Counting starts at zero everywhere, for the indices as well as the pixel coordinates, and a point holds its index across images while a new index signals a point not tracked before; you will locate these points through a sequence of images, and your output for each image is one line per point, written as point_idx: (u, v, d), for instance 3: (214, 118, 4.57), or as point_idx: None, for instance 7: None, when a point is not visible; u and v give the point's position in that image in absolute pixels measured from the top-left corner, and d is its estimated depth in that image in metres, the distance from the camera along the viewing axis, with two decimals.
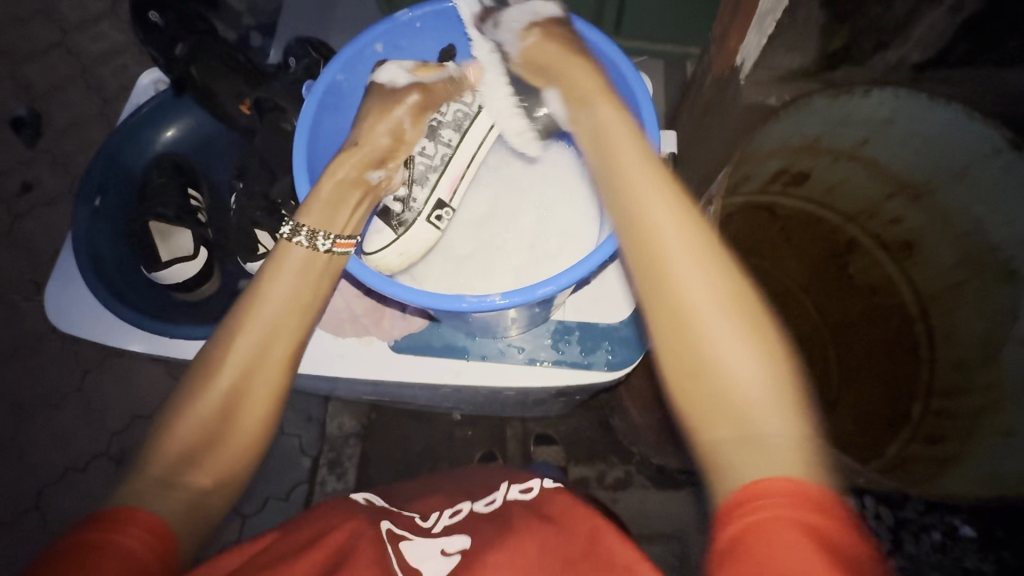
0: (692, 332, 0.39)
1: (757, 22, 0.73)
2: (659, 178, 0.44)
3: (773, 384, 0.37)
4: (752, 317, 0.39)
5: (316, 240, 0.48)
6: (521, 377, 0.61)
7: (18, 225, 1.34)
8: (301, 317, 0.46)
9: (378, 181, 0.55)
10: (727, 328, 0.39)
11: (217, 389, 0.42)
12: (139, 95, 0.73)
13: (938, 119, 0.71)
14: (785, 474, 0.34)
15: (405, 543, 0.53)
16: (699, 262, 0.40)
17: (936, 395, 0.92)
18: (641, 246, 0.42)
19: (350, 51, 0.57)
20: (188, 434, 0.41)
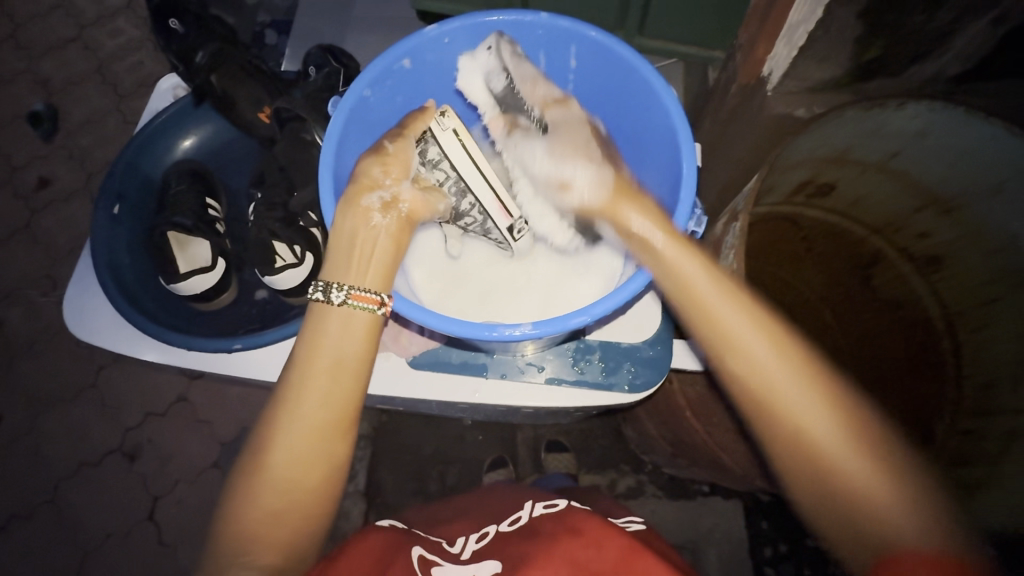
0: (786, 412, 0.47)
1: (787, 33, 0.71)
2: (716, 280, 0.49)
3: (844, 428, 0.47)
4: (827, 383, 0.48)
5: (330, 292, 0.49)
6: (541, 396, 0.60)
7: (35, 220, 1.35)
8: (342, 395, 0.49)
9: (382, 206, 0.52)
10: (816, 402, 0.47)
11: (272, 472, 0.47)
12: (158, 100, 0.73)
13: (973, 134, 0.69)
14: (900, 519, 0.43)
15: (438, 569, 0.52)
16: (783, 359, 0.48)
17: (966, 415, 0.87)
18: (739, 363, 0.49)
19: (377, 68, 0.55)
20: (254, 511, 0.46)
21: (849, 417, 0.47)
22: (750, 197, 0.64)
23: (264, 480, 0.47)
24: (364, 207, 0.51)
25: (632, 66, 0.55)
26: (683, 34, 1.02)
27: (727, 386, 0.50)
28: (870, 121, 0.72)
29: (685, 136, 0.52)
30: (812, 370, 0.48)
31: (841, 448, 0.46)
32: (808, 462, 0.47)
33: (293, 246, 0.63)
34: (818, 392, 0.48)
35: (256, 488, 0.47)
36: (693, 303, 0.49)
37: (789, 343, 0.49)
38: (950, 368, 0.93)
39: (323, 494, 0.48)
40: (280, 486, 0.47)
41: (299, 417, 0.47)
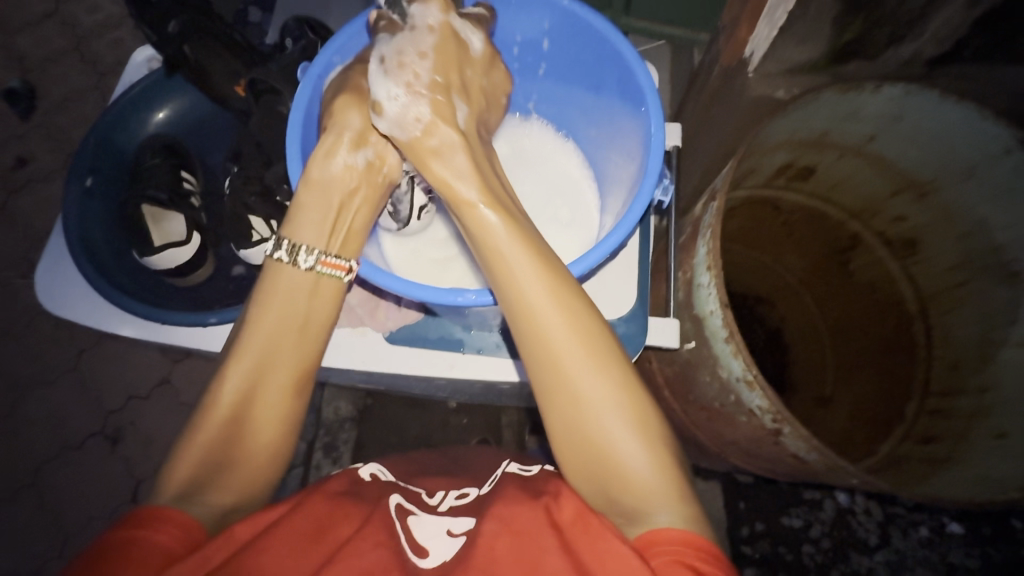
0: (575, 391, 0.45)
1: (768, 12, 0.70)
2: (542, 268, 0.46)
3: (635, 416, 0.44)
4: (643, 414, 0.45)
5: (299, 256, 0.52)
6: (516, 370, 0.61)
7: (12, 200, 1.32)
8: (299, 335, 0.50)
9: (366, 165, 0.57)
10: (617, 421, 0.44)
11: (227, 415, 0.47)
12: (132, 72, 0.72)
13: (947, 116, 0.70)
14: (683, 535, 0.40)
15: (412, 519, 0.50)
16: (598, 373, 0.45)
17: (933, 394, 0.90)
18: (548, 362, 0.45)
19: (346, 34, 0.56)
20: (197, 456, 0.45)
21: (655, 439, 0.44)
22: (728, 176, 0.65)
23: (218, 422, 0.46)
24: (342, 162, 0.55)
25: (602, 37, 0.56)
26: (669, 14, 1.02)
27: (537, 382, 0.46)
28: (847, 103, 0.72)
29: (653, 106, 0.52)
30: (626, 388, 0.45)
31: (632, 467, 0.43)
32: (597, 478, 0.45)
33: (269, 222, 0.63)
34: (625, 415, 0.44)
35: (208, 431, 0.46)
36: (506, 285, 0.46)
37: (611, 361, 0.45)
38: (921, 350, 0.95)
39: (275, 449, 0.48)
40: (236, 431, 0.46)
41: (258, 365, 0.48)
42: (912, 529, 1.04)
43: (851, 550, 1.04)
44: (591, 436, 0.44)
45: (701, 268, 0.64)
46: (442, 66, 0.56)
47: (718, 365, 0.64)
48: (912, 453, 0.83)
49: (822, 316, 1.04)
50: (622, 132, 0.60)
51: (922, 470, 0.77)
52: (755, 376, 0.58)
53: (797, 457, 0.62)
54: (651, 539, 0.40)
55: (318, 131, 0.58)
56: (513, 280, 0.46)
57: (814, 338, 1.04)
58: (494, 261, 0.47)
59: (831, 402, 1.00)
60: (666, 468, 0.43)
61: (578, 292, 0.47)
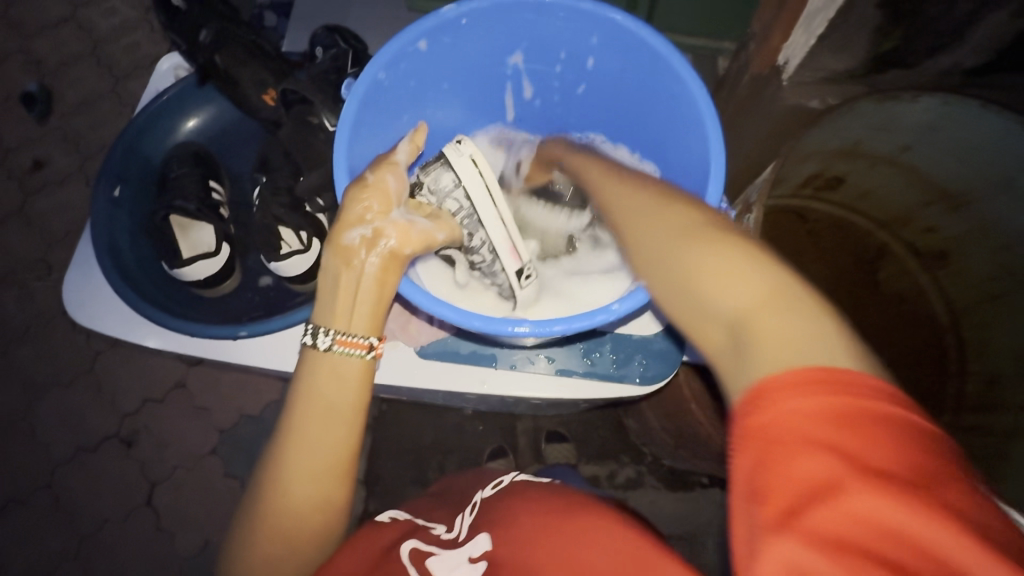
0: (666, 244, 0.38)
1: (806, 20, 0.70)
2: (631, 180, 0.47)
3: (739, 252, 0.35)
4: (742, 242, 0.36)
5: (317, 338, 0.49)
6: (549, 388, 0.60)
7: (30, 203, 1.32)
8: (328, 431, 0.48)
9: (361, 241, 0.50)
10: (695, 255, 0.36)
11: (270, 509, 0.47)
12: (159, 80, 0.71)
13: (987, 128, 0.68)
14: (794, 360, 0.29)
15: (432, 560, 0.49)
16: (673, 209, 0.41)
17: (967, 410, 0.89)
18: (635, 221, 0.42)
19: (392, 47, 0.55)
20: (257, 548, 0.47)
21: (763, 269, 0.34)
22: (764, 188, 0.63)
23: (265, 515, 0.47)
24: (346, 244, 0.50)
25: (658, 53, 0.55)
26: (692, 26, 1.01)
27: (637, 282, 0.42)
28: (884, 113, 0.70)
29: (711, 126, 0.51)
30: (710, 232, 0.37)
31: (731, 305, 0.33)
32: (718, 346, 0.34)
33: (299, 233, 0.62)
34: (711, 236, 0.37)
35: (258, 523, 0.48)
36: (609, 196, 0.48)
37: (695, 216, 0.40)
38: (954, 364, 0.94)
39: (325, 533, 0.49)
40: (278, 524, 0.47)
41: (291, 459, 0.47)
42: None
43: None
44: (676, 264, 0.37)
45: None
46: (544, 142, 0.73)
47: None
48: None
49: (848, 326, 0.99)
50: (675, 146, 0.59)
51: None
52: None
53: None
54: (760, 379, 0.30)
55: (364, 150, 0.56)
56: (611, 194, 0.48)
57: None
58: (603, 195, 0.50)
59: None
60: (794, 286, 0.33)
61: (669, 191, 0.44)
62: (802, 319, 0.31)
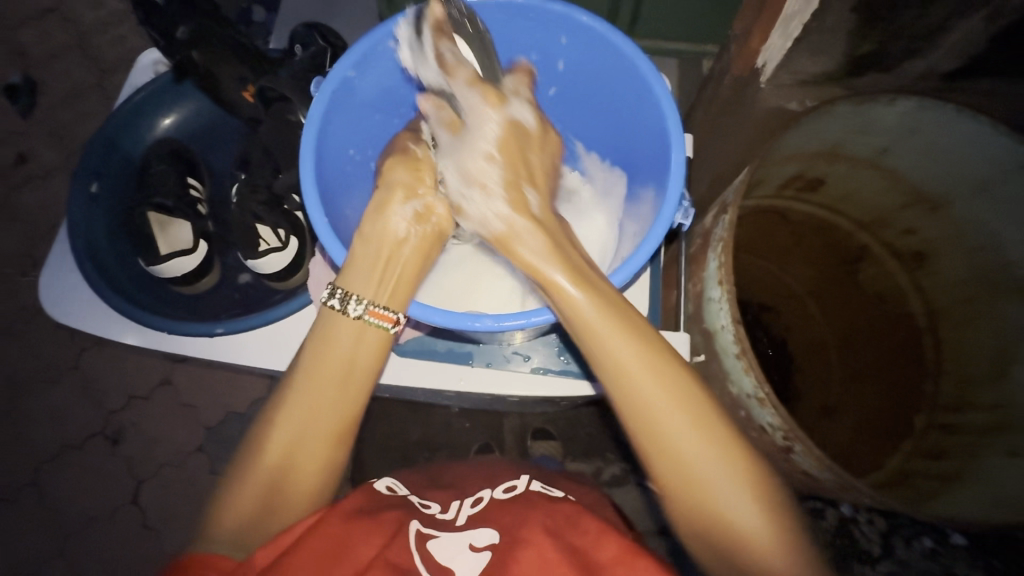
0: (692, 476, 0.45)
1: (782, 23, 0.70)
2: (633, 339, 0.46)
3: (759, 501, 0.45)
4: (756, 479, 0.45)
5: (349, 305, 0.51)
6: (524, 386, 0.60)
7: (13, 197, 1.31)
8: (340, 386, 0.50)
9: (414, 215, 0.56)
10: (741, 501, 0.44)
11: (274, 458, 0.48)
12: (138, 75, 0.71)
13: (962, 131, 0.69)
14: (785, 573, 0.42)
15: (433, 542, 0.50)
16: (691, 423, 0.45)
17: (941, 409, 0.91)
18: (646, 431, 0.46)
19: (361, 46, 0.55)
20: (245, 502, 0.47)
21: (763, 496, 0.45)
22: (739, 189, 0.64)
23: (266, 464, 0.48)
24: (396, 217, 0.55)
25: (626, 55, 0.56)
26: (676, 29, 1.01)
27: (659, 488, 0.47)
28: (861, 116, 0.71)
29: (675, 128, 0.52)
30: (725, 446, 0.46)
31: (745, 526, 0.44)
32: (717, 552, 0.45)
33: (277, 231, 0.62)
34: (741, 483, 0.45)
35: (256, 471, 0.48)
36: (610, 374, 0.47)
37: (711, 419, 0.46)
38: (931, 363, 0.95)
39: (317, 490, 0.50)
40: (274, 480, 0.48)
41: (306, 410, 0.49)
42: (915, 540, 1.02)
43: (853, 561, 1.02)
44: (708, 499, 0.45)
45: (712, 282, 0.63)
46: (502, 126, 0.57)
47: (729, 380, 0.63)
48: (921, 469, 0.83)
49: (829, 325, 1.00)
50: (640, 146, 0.60)
51: (930, 488, 0.76)
52: (766, 393, 0.58)
53: (807, 474, 0.61)
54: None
55: (331, 148, 0.57)
56: (627, 371, 0.46)
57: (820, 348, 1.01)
58: (608, 360, 0.46)
59: (835, 412, 0.97)
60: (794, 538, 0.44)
61: (713, 414, 0.46)
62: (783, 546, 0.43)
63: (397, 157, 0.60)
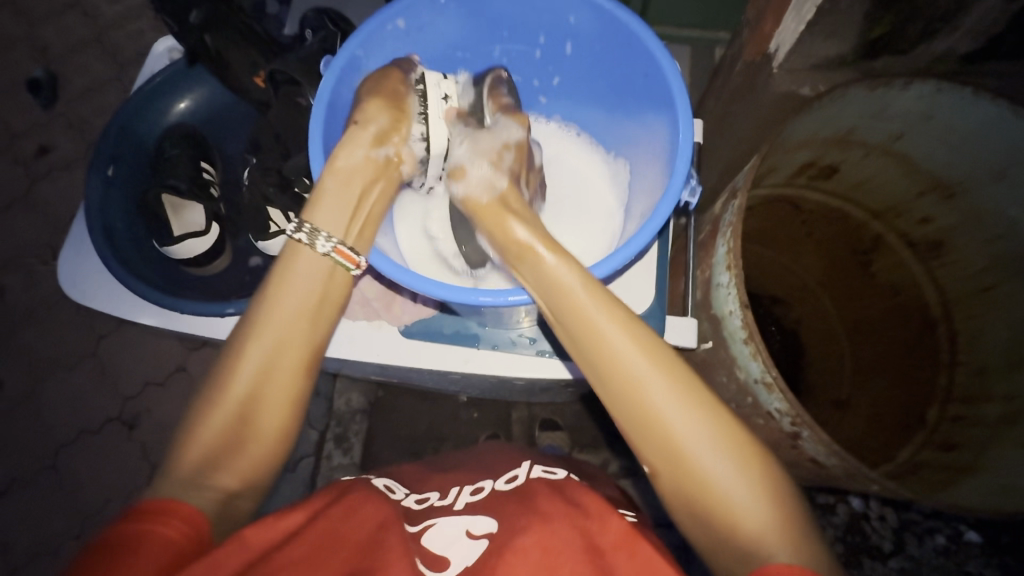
0: (676, 448, 0.42)
1: (795, 7, 0.70)
2: (608, 307, 0.46)
3: (750, 479, 0.41)
4: (745, 450, 0.42)
5: (317, 240, 0.49)
6: (530, 368, 0.61)
7: (34, 189, 1.34)
8: (310, 322, 0.48)
9: (386, 160, 0.56)
10: (726, 469, 0.41)
11: (240, 401, 0.45)
12: (153, 62, 0.72)
13: (979, 115, 0.67)
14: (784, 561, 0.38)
15: (428, 534, 0.52)
16: (678, 397, 0.43)
17: (955, 400, 0.89)
18: (629, 400, 0.44)
19: (370, 26, 0.56)
20: (208, 439, 0.44)
21: (758, 474, 0.42)
22: (751, 174, 0.63)
23: (233, 404, 0.44)
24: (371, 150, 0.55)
25: (634, 32, 0.55)
26: (688, 16, 1.00)
27: (644, 456, 0.45)
28: (875, 100, 0.70)
29: (682, 104, 0.52)
30: (715, 418, 0.43)
31: (737, 508, 0.41)
32: (702, 521, 0.42)
33: (287, 214, 0.63)
34: (724, 453, 0.42)
35: (220, 415, 0.44)
36: (583, 341, 0.46)
37: (709, 401, 0.43)
38: (944, 356, 0.93)
39: (284, 433, 0.47)
40: (241, 416, 0.44)
41: (268, 351, 0.46)
42: (928, 537, 1.01)
43: (864, 557, 1.01)
44: (685, 468, 0.42)
45: (721, 267, 0.62)
46: (517, 158, 0.59)
47: (736, 366, 0.63)
48: (933, 461, 0.82)
49: (840, 316, 1.00)
50: (650, 123, 0.60)
51: (941, 478, 0.76)
52: (774, 378, 0.57)
53: (815, 461, 0.60)
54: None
55: (337, 128, 0.58)
56: (601, 335, 0.45)
57: (832, 340, 1.00)
58: (580, 326, 0.46)
59: (849, 405, 0.96)
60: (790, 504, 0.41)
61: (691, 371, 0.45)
62: (779, 530, 0.40)
63: (371, 91, 0.57)
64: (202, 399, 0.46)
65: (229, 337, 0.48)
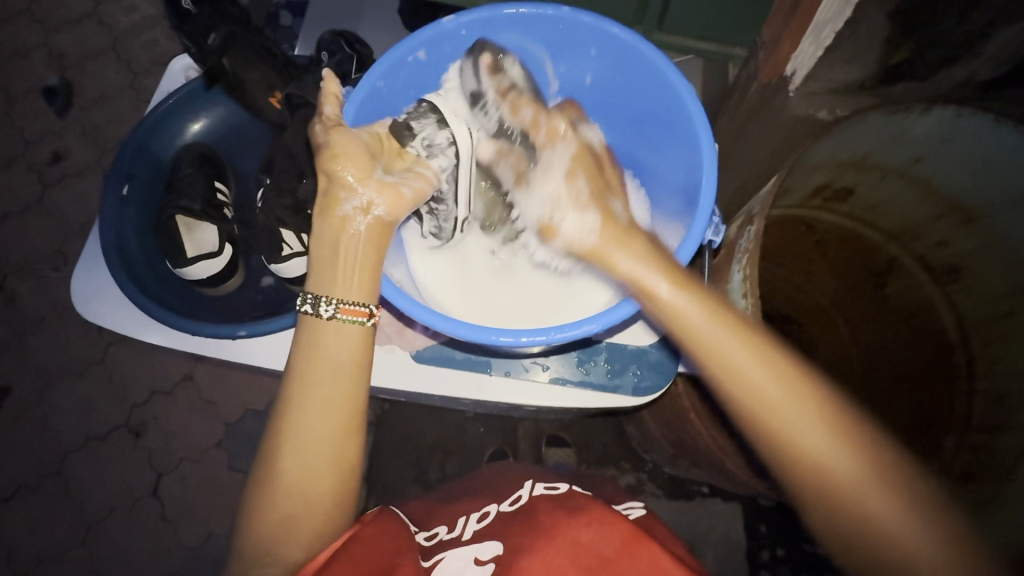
0: (778, 418, 0.47)
1: (815, 30, 0.70)
2: (692, 292, 0.49)
3: (847, 440, 0.46)
4: (825, 411, 0.47)
5: (319, 307, 0.48)
6: (542, 397, 0.60)
7: (47, 195, 1.35)
8: (338, 397, 0.48)
9: (354, 211, 0.50)
10: (810, 425, 0.47)
11: (290, 481, 0.47)
12: (169, 80, 0.73)
13: (1000, 141, 0.66)
14: (907, 534, 0.44)
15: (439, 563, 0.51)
16: (765, 368, 0.48)
17: (976, 429, 0.84)
18: (713, 367, 0.49)
19: (389, 55, 0.56)
20: (270, 518, 0.47)
21: (835, 420, 0.47)
22: (767, 200, 0.62)
23: (283, 486, 0.47)
24: (339, 210, 0.50)
25: (655, 65, 0.55)
26: (704, 30, 1.00)
27: (735, 413, 0.50)
28: (895, 125, 0.69)
29: (706, 139, 0.52)
30: (789, 380, 0.48)
31: (849, 480, 0.46)
32: (797, 474, 0.47)
33: (300, 235, 0.63)
34: (812, 411, 0.47)
35: (274, 496, 0.47)
36: (667, 315, 0.49)
37: (791, 370, 0.48)
38: (962, 382, 0.90)
39: (338, 497, 0.49)
40: (293, 493, 0.47)
41: (304, 427, 0.47)
42: None
43: None
44: (779, 427, 0.47)
45: (736, 294, 0.61)
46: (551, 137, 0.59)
47: None
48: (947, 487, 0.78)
49: (854, 339, 0.99)
50: (670, 156, 0.59)
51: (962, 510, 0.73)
52: None
53: None
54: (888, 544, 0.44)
55: None
56: (689, 321, 0.49)
57: (847, 363, 0.99)
58: (667, 312, 0.49)
59: None
60: (874, 461, 0.46)
61: (767, 339, 0.49)
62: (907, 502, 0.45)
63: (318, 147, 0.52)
64: (256, 480, 0.48)
65: (268, 417, 0.49)
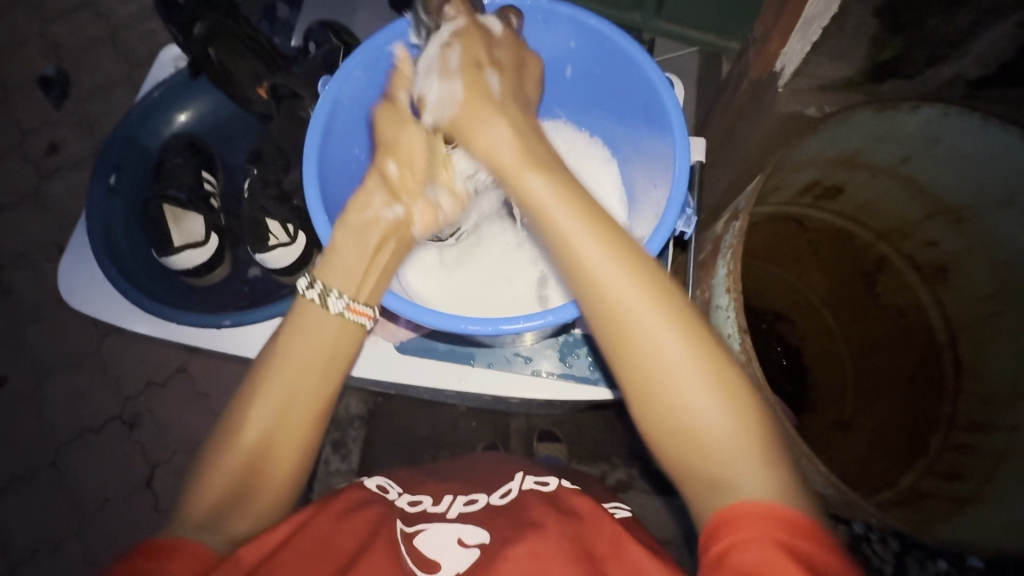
0: (661, 383, 0.42)
1: (802, 27, 0.70)
2: (604, 239, 0.44)
3: (741, 422, 0.41)
4: (725, 381, 0.41)
5: (330, 297, 0.49)
6: (523, 388, 0.60)
7: (43, 186, 1.35)
8: (321, 375, 0.48)
9: (395, 220, 0.56)
10: (700, 390, 0.41)
11: (249, 450, 0.46)
12: (158, 70, 0.73)
13: (987, 140, 0.66)
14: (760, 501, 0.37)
15: (421, 537, 0.51)
16: (668, 325, 0.42)
17: (960, 428, 0.87)
18: (606, 319, 0.43)
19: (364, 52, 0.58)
20: (218, 486, 0.45)
21: (737, 400, 0.41)
22: (752, 196, 0.62)
23: (241, 456, 0.45)
24: (376, 211, 0.55)
25: (633, 60, 0.56)
26: (699, 18, 1.00)
27: (622, 377, 0.44)
28: (883, 123, 0.69)
29: (681, 133, 0.52)
30: (699, 348, 0.42)
31: (727, 454, 0.40)
32: (674, 444, 0.42)
33: (285, 225, 0.63)
34: (707, 380, 0.41)
35: (229, 462, 0.45)
36: (570, 257, 0.44)
37: (702, 333, 0.42)
38: (949, 381, 0.92)
39: (294, 474, 0.48)
40: (250, 463, 0.45)
41: (276, 399, 0.47)
42: (930, 562, 0.97)
43: None
44: (657, 397, 0.42)
45: (721, 289, 0.61)
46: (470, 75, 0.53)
47: None
48: (936, 489, 0.79)
49: (846, 338, 0.99)
50: (651, 149, 0.59)
51: (944, 510, 0.73)
52: None
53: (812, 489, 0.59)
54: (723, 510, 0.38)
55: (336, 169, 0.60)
56: (592, 268, 0.43)
57: (834, 359, 0.99)
58: (574, 260, 0.44)
59: (851, 427, 0.95)
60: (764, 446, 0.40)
61: (678, 301, 0.43)
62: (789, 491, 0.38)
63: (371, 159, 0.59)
64: (213, 446, 0.47)
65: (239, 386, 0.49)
